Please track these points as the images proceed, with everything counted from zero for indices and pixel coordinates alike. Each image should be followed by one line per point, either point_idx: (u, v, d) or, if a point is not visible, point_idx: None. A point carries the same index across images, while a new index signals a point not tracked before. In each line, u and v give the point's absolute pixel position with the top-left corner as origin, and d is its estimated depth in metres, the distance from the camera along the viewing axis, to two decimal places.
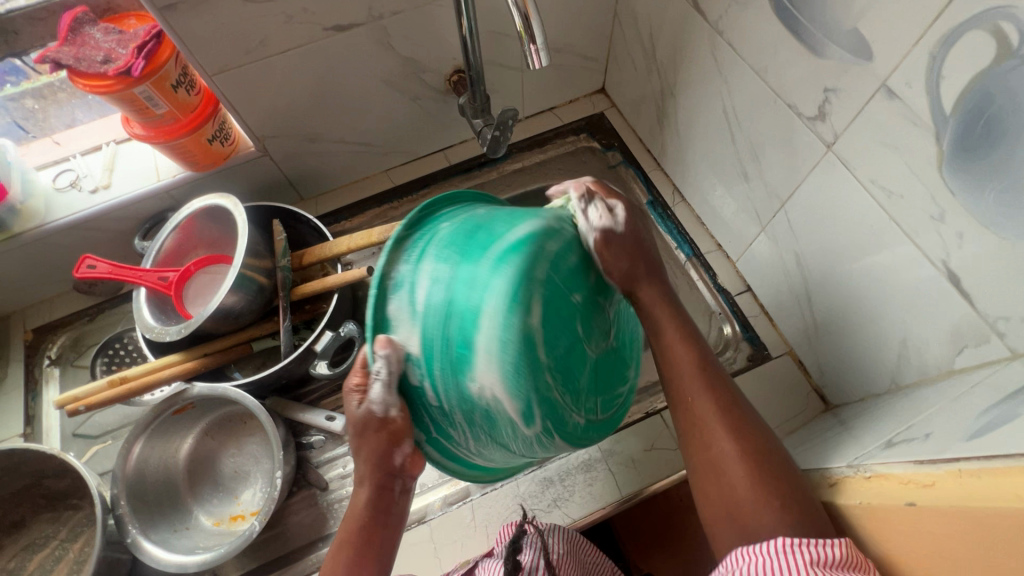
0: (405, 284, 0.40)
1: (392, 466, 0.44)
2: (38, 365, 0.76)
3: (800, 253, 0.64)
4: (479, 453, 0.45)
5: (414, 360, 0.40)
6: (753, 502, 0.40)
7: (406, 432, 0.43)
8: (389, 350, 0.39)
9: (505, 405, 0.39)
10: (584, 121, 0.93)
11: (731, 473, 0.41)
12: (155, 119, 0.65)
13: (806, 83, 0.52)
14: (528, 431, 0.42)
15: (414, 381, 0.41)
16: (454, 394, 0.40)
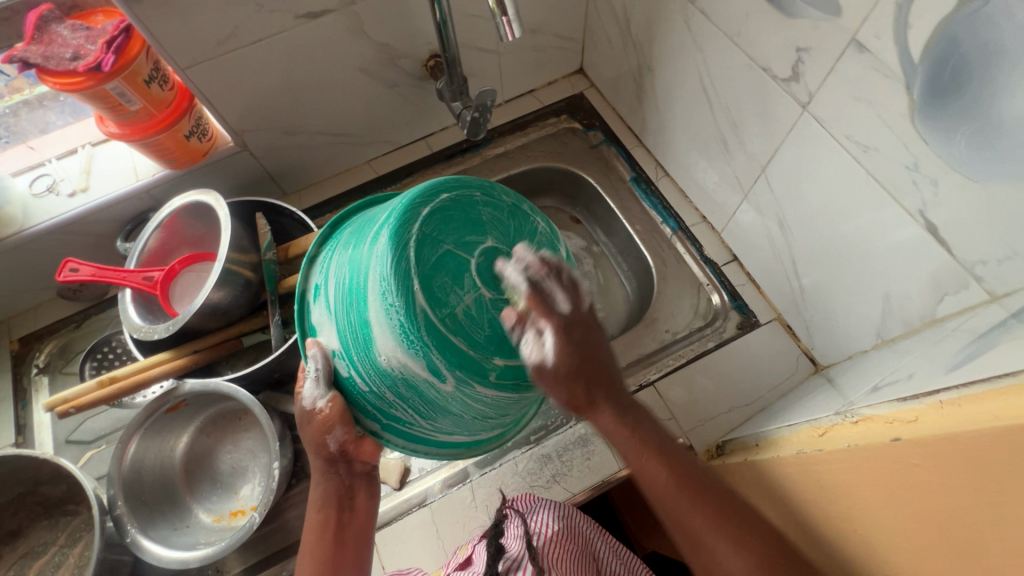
0: (320, 290, 0.47)
1: (329, 452, 0.48)
2: (26, 374, 0.75)
3: (782, 217, 0.65)
4: (434, 428, 0.45)
5: (337, 353, 0.45)
6: (719, 547, 0.42)
7: (336, 420, 0.46)
8: (319, 349, 0.45)
9: (411, 367, 0.40)
10: (563, 102, 0.93)
11: (690, 518, 0.44)
12: (130, 116, 0.64)
13: (778, 45, 0.53)
14: (449, 390, 0.41)
15: (343, 372, 0.45)
16: (372, 371, 0.42)
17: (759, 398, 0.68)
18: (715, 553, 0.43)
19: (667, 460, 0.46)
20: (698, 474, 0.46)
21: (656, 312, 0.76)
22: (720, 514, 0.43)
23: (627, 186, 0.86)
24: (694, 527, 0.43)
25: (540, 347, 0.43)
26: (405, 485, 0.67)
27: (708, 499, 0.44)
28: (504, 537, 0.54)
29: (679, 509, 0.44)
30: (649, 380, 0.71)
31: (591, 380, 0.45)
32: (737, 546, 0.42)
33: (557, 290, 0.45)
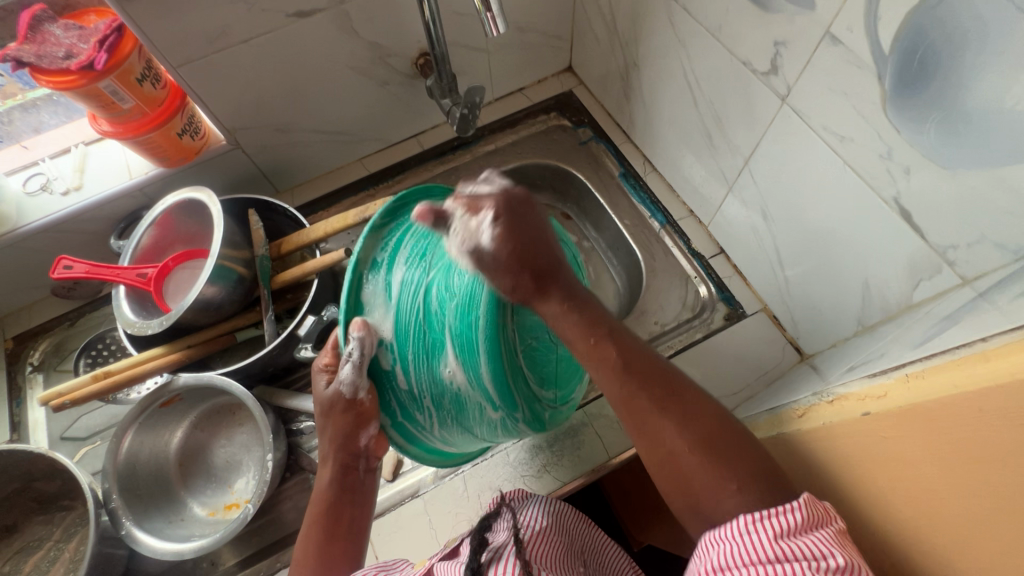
0: (383, 268, 0.45)
1: (356, 445, 0.49)
2: (20, 372, 0.76)
3: (765, 209, 0.66)
4: (440, 438, 0.49)
5: (386, 344, 0.43)
6: (698, 458, 0.42)
7: (372, 415, 0.47)
8: (365, 333, 0.42)
9: (471, 391, 0.44)
10: (553, 99, 0.94)
11: (674, 447, 0.43)
12: (122, 115, 0.65)
13: (756, 39, 0.54)
14: (494, 414, 0.46)
15: (384, 365, 0.44)
16: (425, 378, 0.44)
17: (746, 387, 0.69)
18: (681, 455, 0.43)
19: (637, 355, 0.46)
20: (671, 372, 0.47)
21: (645, 304, 0.77)
22: (684, 419, 0.44)
23: (616, 182, 0.87)
24: (678, 454, 0.43)
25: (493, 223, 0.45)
26: (398, 476, 0.68)
27: (664, 395, 0.45)
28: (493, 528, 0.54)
29: (659, 424, 0.44)
30: None
31: (543, 272, 0.46)
32: (712, 459, 0.42)
33: (476, 187, 0.48)
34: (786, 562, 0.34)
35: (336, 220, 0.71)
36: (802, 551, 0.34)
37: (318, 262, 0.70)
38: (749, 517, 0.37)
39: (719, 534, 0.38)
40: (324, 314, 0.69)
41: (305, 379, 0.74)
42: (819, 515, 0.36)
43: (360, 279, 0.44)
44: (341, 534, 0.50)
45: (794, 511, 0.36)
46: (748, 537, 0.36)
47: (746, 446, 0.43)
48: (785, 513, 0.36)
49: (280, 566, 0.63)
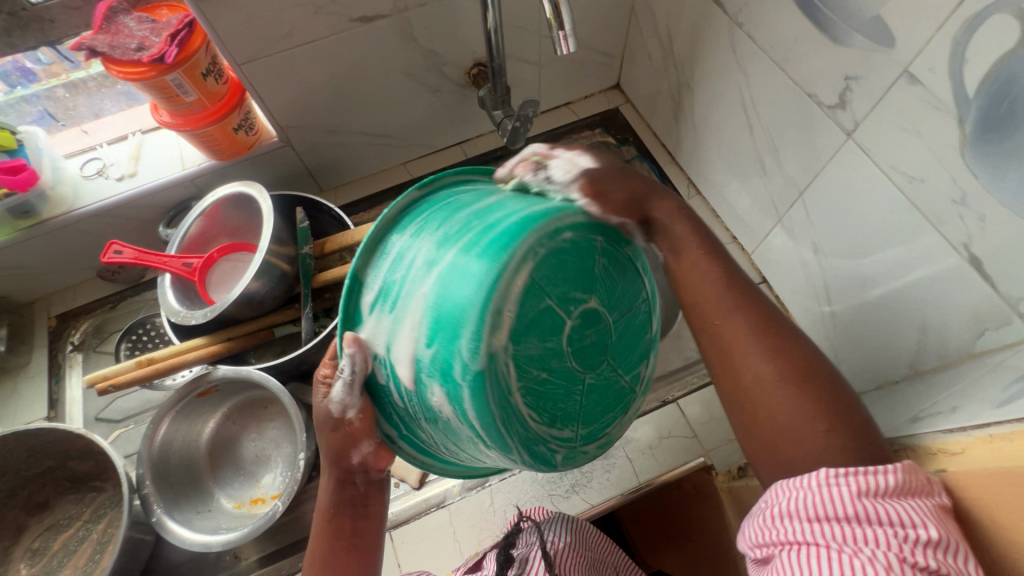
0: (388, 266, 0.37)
1: (349, 463, 0.44)
2: (61, 351, 0.77)
3: (817, 243, 0.65)
4: (451, 455, 0.41)
5: (380, 360, 0.37)
6: (779, 393, 0.38)
7: (365, 434, 0.41)
8: (357, 349, 0.37)
9: (464, 427, 0.34)
10: (598, 116, 0.94)
11: (754, 374, 0.40)
12: (184, 107, 0.66)
13: (825, 71, 0.54)
14: (495, 455, 0.36)
15: (380, 381, 0.38)
16: (416, 401, 0.36)
17: None
18: (761, 375, 0.39)
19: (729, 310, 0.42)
20: (776, 316, 0.42)
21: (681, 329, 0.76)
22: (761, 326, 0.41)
23: None
24: (762, 382, 0.39)
25: (571, 166, 0.46)
26: (425, 484, 0.67)
27: (767, 324, 0.41)
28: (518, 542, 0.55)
29: (747, 355, 0.40)
30: (672, 396, 0.71)
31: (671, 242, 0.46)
32: (783, 367, 0.39)
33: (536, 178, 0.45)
34: (872, 524, 0.31)
35: None
36: (892, 514, 0.31)
37: None
38: (833, 471, 0.33)
39: (791, 480, 0.34)
40: None
41: None
42: (916, 485, 0.32)
43: (357, 280, 0.38)
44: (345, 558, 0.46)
45: (889, 474, 0.32)
46: (825, 491, 0.32)
47: (837, 383, 0.38)
48: (878, 474, 0.32)
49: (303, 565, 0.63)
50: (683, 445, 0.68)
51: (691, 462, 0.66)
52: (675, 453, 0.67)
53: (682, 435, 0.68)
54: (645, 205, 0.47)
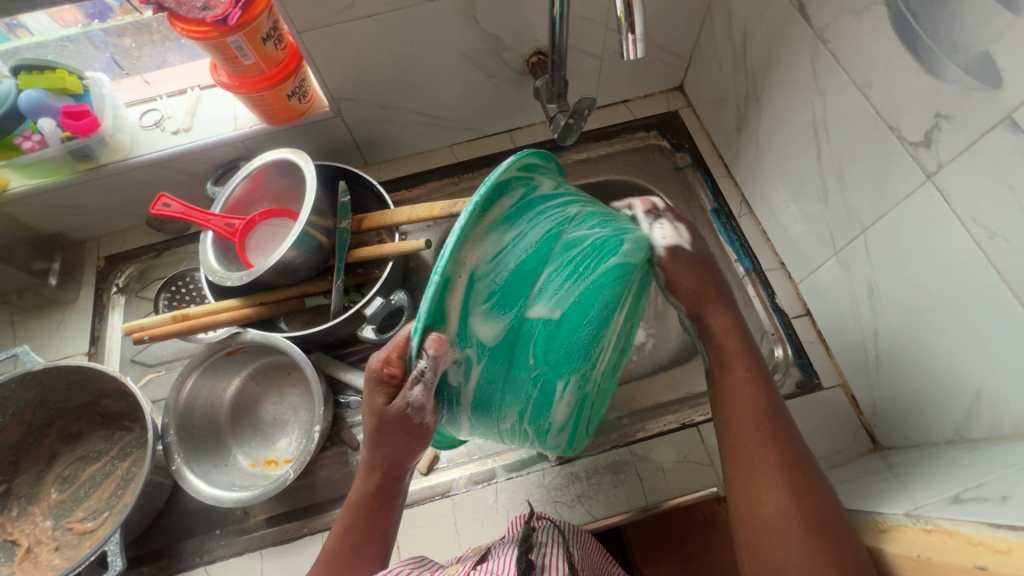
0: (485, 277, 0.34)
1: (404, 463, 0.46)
2: (106, 291, 0.81)
3: (873, 285, 0.60)
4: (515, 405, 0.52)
5: (458, 368, 0.36)
6: (790, 523, 0.42)
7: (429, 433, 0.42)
8: (441, 353, 0.34)
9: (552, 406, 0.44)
10: (656, 118, 0.90)
11: (773, 502, 0.43)
12: (242, 70, 0.66)
13: (913, 104, 0.49)
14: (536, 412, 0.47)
15: (452, 381, 0.37)
16: (488, 393, 0.39)
17: None
18: (770, 506, 0.43)
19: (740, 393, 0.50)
20: (793, 438, 0.47)
21: None
22: (788, 461, 0.45)
23: (706, 217, 0.83)
24: (779, 514, 0.42)
25: (671, 231, 0.53)
26: (432, 471, 0.68)
27: (788, 458, 0.45)
28: (536, 532, 0.49)
29: (766, 478, 0.44)
30: (693, 420, 0.69)
31: (722, 364, 0.53)
32: (786, 486, 0.43)
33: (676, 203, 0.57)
34: None
35: (422, 208, 0.71)
36: None
37: (396, 246, 0.70)
38: None
39: None
40: (391, 298, 0.69)
41: (359, 354, 0.75)
42: None
43: (452, 282, 0.33)
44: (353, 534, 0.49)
45: None
46: None
47: (832, 519, 0.41)
48: None
49: (307, 531, 0.64)
50: (698, 472, 0.66)
51: (703, 490, 0.64)
52: (687, 478, 0.65)
53: (699, 461, 0.66)
54: (701, 310, 0.55)
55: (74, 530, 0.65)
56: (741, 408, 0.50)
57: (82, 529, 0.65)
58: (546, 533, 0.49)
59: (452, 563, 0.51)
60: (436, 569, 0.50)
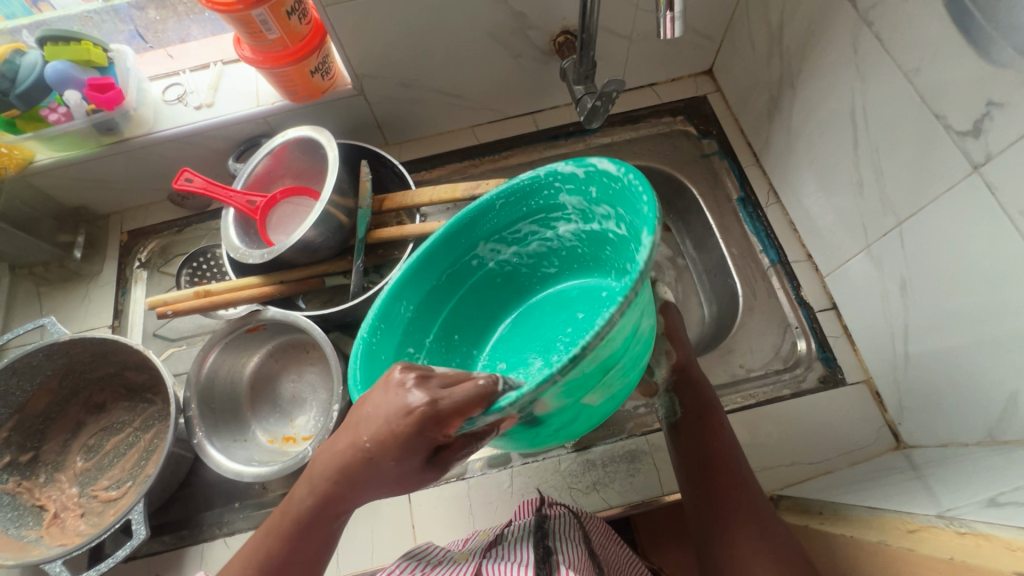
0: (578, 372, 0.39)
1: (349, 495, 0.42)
2: (129, 265, 0.81)
3: (906, 280, 0.59)
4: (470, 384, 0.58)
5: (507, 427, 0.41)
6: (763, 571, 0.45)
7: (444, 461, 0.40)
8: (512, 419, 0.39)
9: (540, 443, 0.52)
10: (683, 102, 0.88)
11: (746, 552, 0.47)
12: (265, 45, 0.65)
13: (963, 92, 0.47)
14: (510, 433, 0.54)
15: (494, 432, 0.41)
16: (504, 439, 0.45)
17: (825, 459, 0.64)
18: (748, 560, 0.46)
19: (716, 440, 0.54)
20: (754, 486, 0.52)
21: (733, 343, 0.73)
22: (752, 508, 0.49)
23: (731, 205, 0.81)
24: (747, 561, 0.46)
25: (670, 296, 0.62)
26: None
27: (754, 508, 0.50)
28: (548, 524, 0.50)
29: (740, 529, 0.48)
30: None
31: (699, 412, 0.57)
32: (759, 538, 0.47)
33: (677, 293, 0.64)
34: None
35: (443, 190, 0.70)
36: None
37: (418, 228, 0.70)
38: None
39: None
40: None
41: None
42: None
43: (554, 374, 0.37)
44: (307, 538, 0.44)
45: None
46: None
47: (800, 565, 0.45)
48: None
49: None
50: None
51: None
52: None
53: None
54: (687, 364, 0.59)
55: (98, 498, 0.67)
56: (714, 455, 0.53)
57: (107, 497, 0.66)
58: (559, 525, 0.50)
59: (462, 553, 0.50)
60: (446, 564, 0.48)
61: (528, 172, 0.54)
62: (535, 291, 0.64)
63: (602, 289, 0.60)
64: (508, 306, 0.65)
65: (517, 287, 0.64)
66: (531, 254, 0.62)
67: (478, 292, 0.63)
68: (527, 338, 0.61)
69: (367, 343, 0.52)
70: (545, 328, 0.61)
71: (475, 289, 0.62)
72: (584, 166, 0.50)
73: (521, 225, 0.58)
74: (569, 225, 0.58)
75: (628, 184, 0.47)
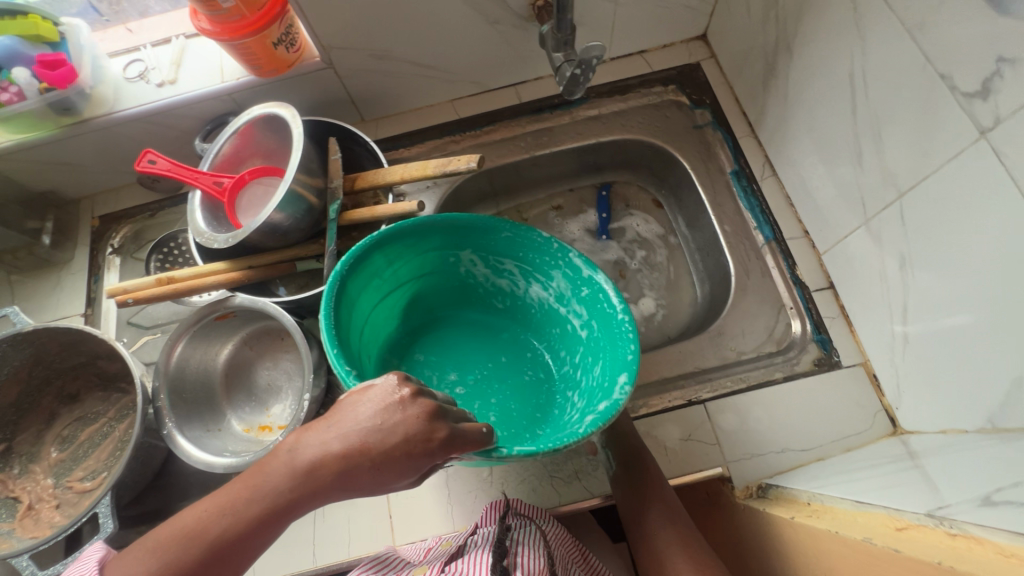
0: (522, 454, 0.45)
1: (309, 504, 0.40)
2: (102, 252, 0.79)
3: (906, 257, 0.55)
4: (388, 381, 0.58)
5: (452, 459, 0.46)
6: None
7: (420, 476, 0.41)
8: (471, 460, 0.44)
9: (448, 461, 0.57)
10: (675, 71, 0.83)
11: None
12: (221, 14, 0.61)
13: (971, 50, 0.43)
14: None
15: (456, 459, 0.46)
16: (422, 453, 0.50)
17: (817, 446, 0.62)
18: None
19: (645, 477, 0.57)
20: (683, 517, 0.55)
21: (724, 325, 0.69)
22: (683, 536, 0.53)
23: (725, 179, 0.77)
24: None
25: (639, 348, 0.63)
26: None
27: (684, 536, 0.53)
28: (509, 541, 0.50)
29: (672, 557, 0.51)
30: (700, 397, 0.65)
31: (628, 463, 0.59)
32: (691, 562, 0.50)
33: None
34: None
35: (415, 167, 0.67)
36: None
37: (389, 207, 0.66)
38: None
39: None
40: None
41: None
42: None
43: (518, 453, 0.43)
44: (255, 515, 0.39)
45: None
46: None
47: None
48: None
49: None
50: (703, 451, 0.63)
51: (707, 470, 0.61)
52: (691, 458, 0.63)
53: (705, 440, 0.63)
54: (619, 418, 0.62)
55: (74, 489, 0.66)
56: (647, 486, 0.57)
57: (82, 488, 0.65)
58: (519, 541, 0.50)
59: (420, 565, 0.52)
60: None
61: (547, 236, 0.56)
62: (471, 312, 0.67)
63: (527, 350, 0.65)
64: (446, 304, 0.67)
65: (462, 300, 0.66)
66: (494, 284, 0.64)
67: (433, 282, 0.64)
68: (441, 356, 0.64)
69: (341, 278, 0.50)
70: (462, 352, 0.65)
71: (431, 281, 0.63)
72: (592, 273, 0.55)
73: (508, 264, 0.60)
74: (540, 291, 0.61)
75: (618, 321, 0.52)
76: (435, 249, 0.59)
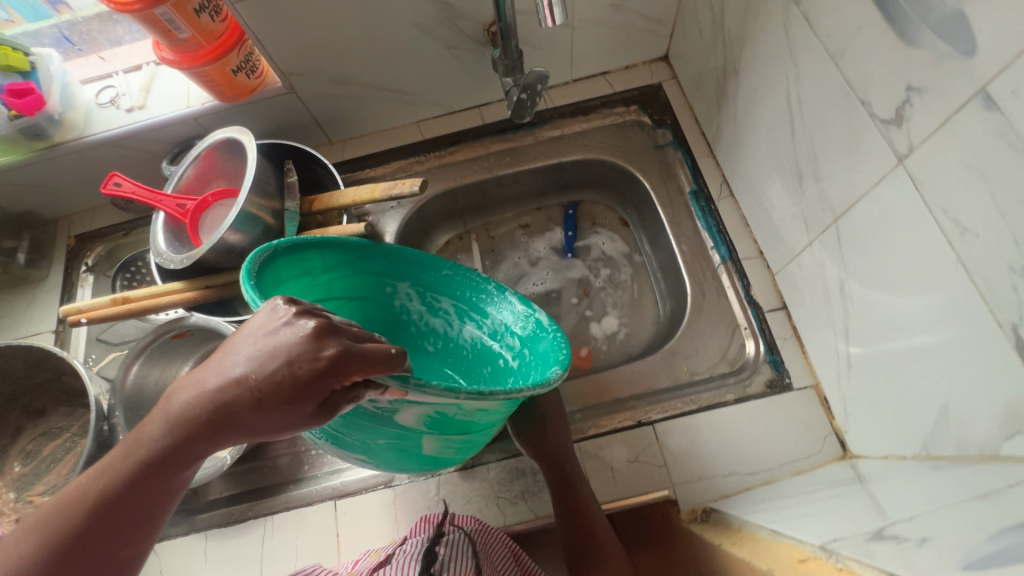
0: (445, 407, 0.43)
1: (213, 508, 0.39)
2: (76, 269, 0.81)
3: (846, 279, 0.54)
4: None
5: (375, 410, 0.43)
6: None
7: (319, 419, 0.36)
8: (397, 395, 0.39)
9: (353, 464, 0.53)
10: (637, 91, 0.84)
11: None
12: (179, 44, 0.64)
13: (887, 78, 0.43)
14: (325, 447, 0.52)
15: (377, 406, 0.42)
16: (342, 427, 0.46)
17: (765, 469, 0.61)
18: None
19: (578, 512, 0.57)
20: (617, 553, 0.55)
21: (677, 345, 0.69)
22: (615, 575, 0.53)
23: (684, 200, 0.77)
24: None
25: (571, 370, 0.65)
26: None
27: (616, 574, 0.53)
28: (438, 549, 0.51)
29: None
30: (650, 418, 0.65)
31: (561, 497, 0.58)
32: None
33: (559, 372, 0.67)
34: None
35: (365, 189, 0.68)
36: None
37: (339, 228, 0.68)
38: None
39: None
40: None
41: None
42: None
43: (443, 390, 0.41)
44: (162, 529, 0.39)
45: None
46: None
47: None
48: None
49: (251, 515, 0.65)
50: (650, 472, 0.63)
51: (654, 492, 0.61)
52: (639, 479, 0.62)
53: (652, 461, 0.63)
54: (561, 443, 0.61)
55: (34, 503, 0.67)
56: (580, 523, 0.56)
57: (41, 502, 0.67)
58: (449, 548, 0.51)
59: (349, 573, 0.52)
60: None
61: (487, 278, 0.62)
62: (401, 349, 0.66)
63: None
64: None
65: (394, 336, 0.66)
66: (427, 323, 0.66)
67: (365, 311, 0.63)
68: None
69: (276, 249, 0.50)
70: None
71: (363, 309, 0.63)
72: (527, 308, 0.60)
73: (445, 302, 0.64)
74: (474, 330, 0.64)
75: (549, 340, 0.56)
76: (374, 273, 0.61)
